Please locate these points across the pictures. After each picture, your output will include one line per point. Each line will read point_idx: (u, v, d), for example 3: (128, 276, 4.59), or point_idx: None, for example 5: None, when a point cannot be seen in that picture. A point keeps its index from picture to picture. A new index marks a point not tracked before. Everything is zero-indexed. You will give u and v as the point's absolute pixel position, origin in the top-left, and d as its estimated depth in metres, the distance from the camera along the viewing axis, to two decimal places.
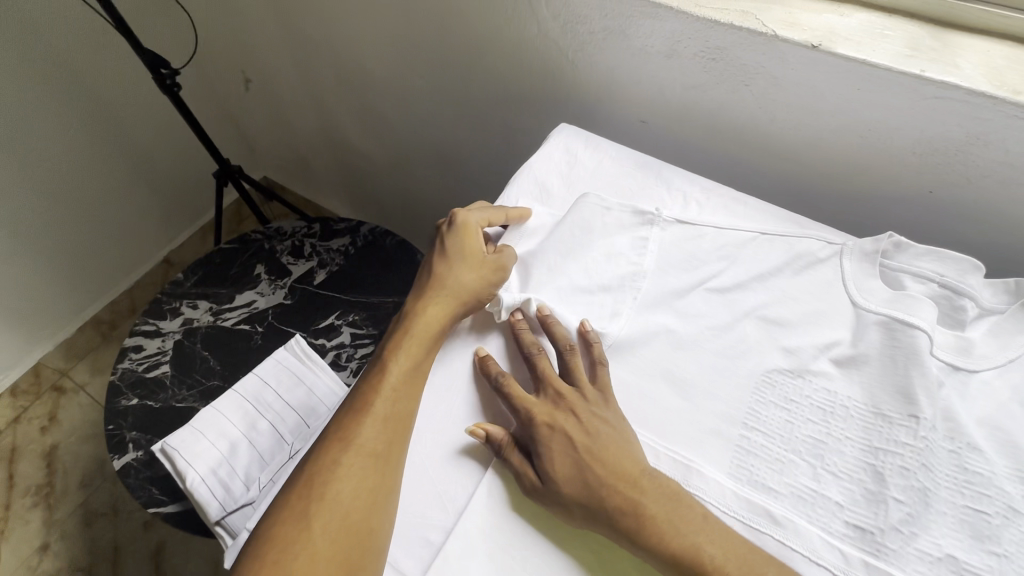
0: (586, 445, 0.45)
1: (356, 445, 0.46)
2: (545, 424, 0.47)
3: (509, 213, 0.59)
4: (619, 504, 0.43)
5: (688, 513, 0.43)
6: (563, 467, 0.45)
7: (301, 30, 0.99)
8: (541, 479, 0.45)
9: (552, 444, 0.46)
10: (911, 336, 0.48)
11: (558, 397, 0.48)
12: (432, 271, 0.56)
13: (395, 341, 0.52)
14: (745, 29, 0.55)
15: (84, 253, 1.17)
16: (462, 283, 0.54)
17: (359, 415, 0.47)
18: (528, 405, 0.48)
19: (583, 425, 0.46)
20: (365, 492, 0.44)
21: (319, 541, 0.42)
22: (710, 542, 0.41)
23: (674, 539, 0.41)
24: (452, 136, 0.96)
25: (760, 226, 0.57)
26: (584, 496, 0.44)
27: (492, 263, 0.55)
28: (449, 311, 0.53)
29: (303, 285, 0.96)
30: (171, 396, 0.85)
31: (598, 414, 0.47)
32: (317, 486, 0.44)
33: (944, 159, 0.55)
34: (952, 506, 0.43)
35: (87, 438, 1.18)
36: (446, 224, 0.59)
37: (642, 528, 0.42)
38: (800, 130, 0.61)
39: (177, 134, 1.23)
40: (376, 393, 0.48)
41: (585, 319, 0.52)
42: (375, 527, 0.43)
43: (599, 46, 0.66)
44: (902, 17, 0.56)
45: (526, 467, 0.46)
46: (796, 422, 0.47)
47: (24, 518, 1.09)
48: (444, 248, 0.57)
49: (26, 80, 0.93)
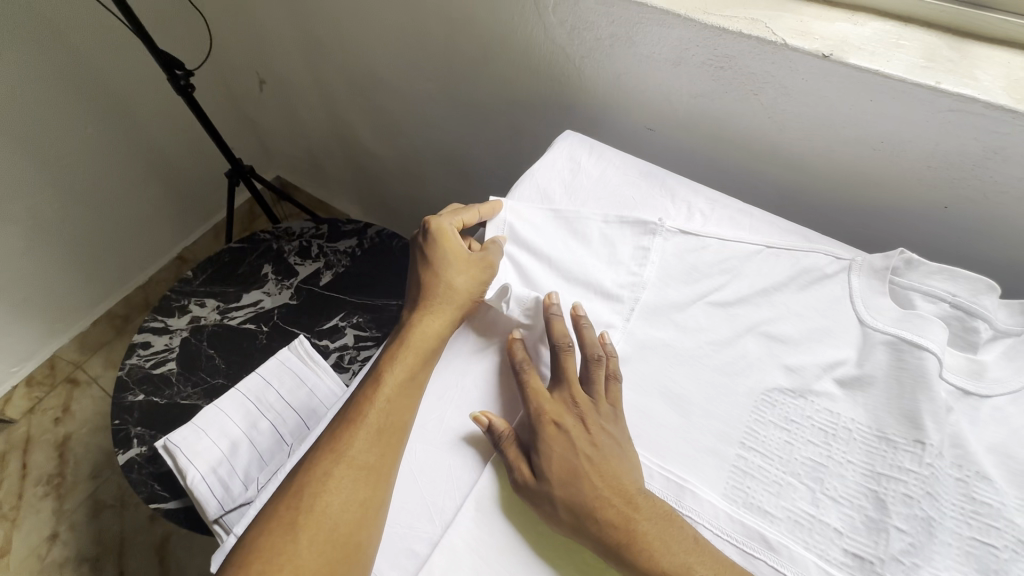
0: (587, 451, 0.45)
1: (348, 457, 0.46)
2: (550, 424, 0.46)
3: (482, 209, 0.58)
4: (611, 518, 0.42)
5: (679, 534, 0.42)
6: (561, 471, 0.44)
7: (312, 32, 1.00)
8: (537, 479, 0.44)
9: (554, 446, 0.45)
10: (919, 358, 0.46)
11: (572, 401, 0.47)
12: (420, 282, 0.55)
13: (390, 354, 0.52)
14: (754, 37, 0.54)
15: (101, 249, 1.20)
16: (454, 286, 0.54)
17: (352, 427, 0.47)
18: (537, 403, 0.47)
19: (590, 435, 0.45)
20: (356, 505, 0.44)
21: (305, 554, 0.42)
22: (700, 564, 0.41)
23: (663, 559, 0.41)
24: (460, 139, 0.96)
25: (766, 239, 0.55)
26: (578, 502, 0.43)
27: (479, 261, 0.55)
28: (447, 318, 0.53)
29: (309, 286, 0.96)
30: (177, 393, 0.86)
31: (606, 427, 0.46)
32: (307, 497, 0.44)
33: (961, 174, 0.53)
34: (957, 538, 0.41)
35: (97, 430, 1.20)
36: (421, 234, 0.58)
37: (631, 545, 0.41)
38: (811, 141, 0.59)
39: (192, 134, 1.25)
40: (371, 404, 0.48)
41: (605, 332, 0.51)
42: (362, 541, 0.43)
43: (607, 52, 0.65)
44: (919, 26, 0.54)
45: (524, 463, 0.45)
46: (795, 444, 0.46)
47: (35, 507, 1.11)
48: (425, 255, 0.56)
49: (47, 80, 0.96)
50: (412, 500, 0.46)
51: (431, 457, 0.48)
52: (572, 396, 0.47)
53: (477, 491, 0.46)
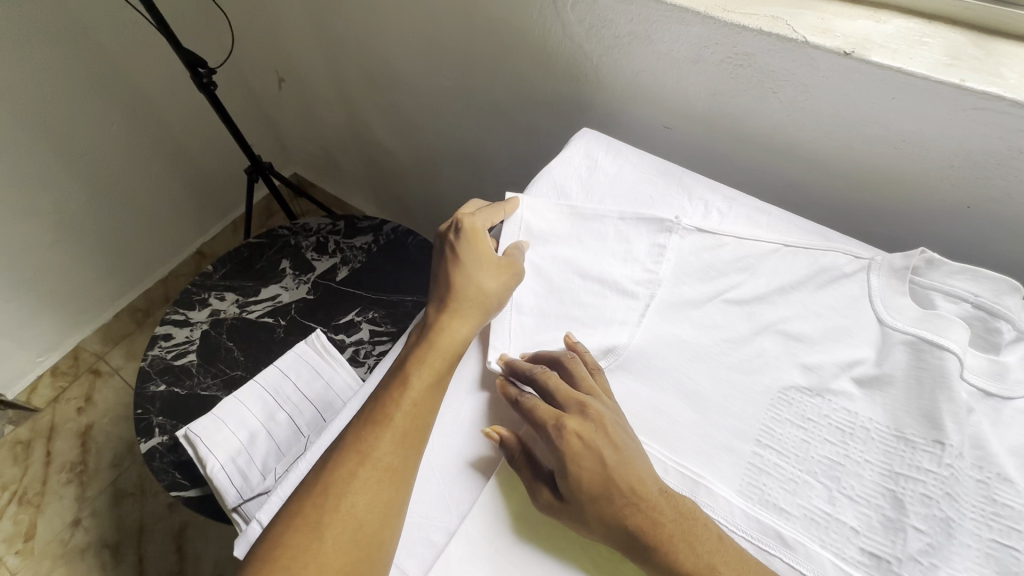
0: (610, 459, 0.43)
1: (374, 459, 0.45)
2: (573, 437, 0.44)
3: (506, 208, 0.58)
4: (641, 523, 0.41)
5: (705, 532, 0.42)
6: (592, 485, 0.42)
7: (331, 29, 1.01)
8: (564, 502, 0.43)
9: (579, 464, 0.43)
10: (940, 358, 0.46)
11: (584, 409, 0.45)
12: (448, 281, 0.54)
13: (418, 354, 0.51)
14: (775, 35, 0.53)
15: (125, 242, 1.23)
16: (484, 287, 0.53)
17: (378, 427, 0.46)
18: (552, 420, 0.45)
19: (613, 440, 0.44)
20: (380, 505, 0.43)
21: (329, 553, 0.41)
22: (726, 563, 0.41)
23: (688, 560, 0.41)
24: (476, 137, 0.97)
25: (785, 237, 0.55)
26: (606, 512, 0.42)
27: (509, 264, 0.55)
28: (475, 319, 0.53)
29: (326, 281, 0.98)
30: (197, 384, 0.88)
31: (620, 431, 0.45)
32: (331, 497, 0.43)
33: (985, 173, 0.52)
34: (977, 540, 0.40)
35: (119, 419, 1.23)
36: (452, 232, 0.57)
37: (658, 547, 0.41)
38: (830, 141, 0.59)
39: (214, 131, 1.28)
40: (397, 405, 0.47)
41: (569, 332, 0.52)
42: (385, 540, 0.43)
43: (625, 50, 0.65)
44: (943, 23, 0.53)
45: (544, 487, 0.44)
46: (812, 442, 0.46)
47: (59, 493, 1.14)
48: (455, 254, 0.55)
49: (74, 78, 0.98)
50: (429, 492, 0.47)
51: (448, 446, 0.49)
52: (578, 399, 0.46)
53: (493, 483, 0.47)
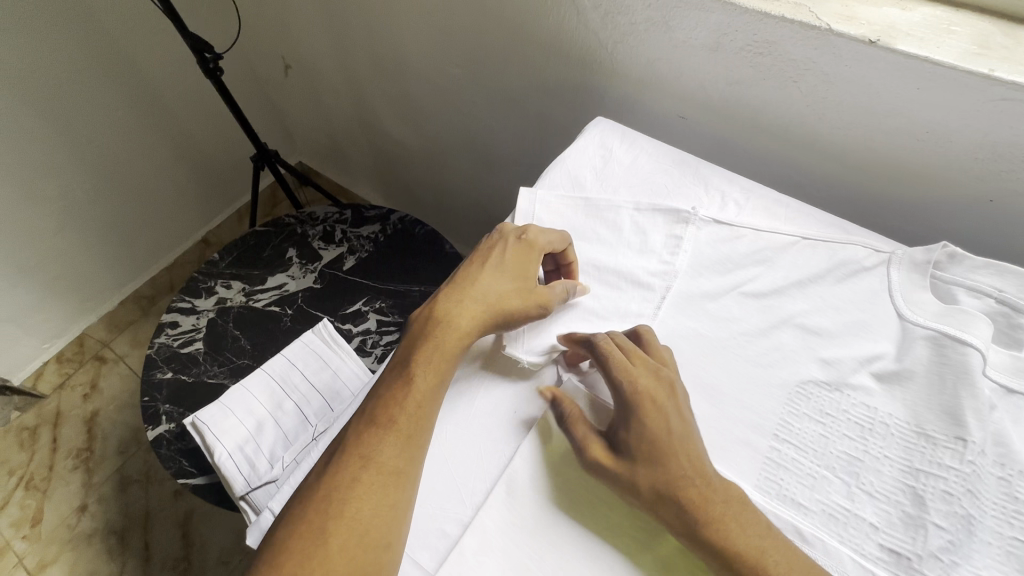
0: (676, 427, 0.44)
1: (377, 463, 0.43)
2: (646, 399, 0.44)
3: (567, 248, 0.54)
4: (693, 498, 0.41)
5: (755, 519, 0.41)
6: (649, 447, 0.43)
7: (338, 14, 0.99)
8: (615, 457, 0.44)
9: (644, 420, 0.44)
10: (962, 353, 0.45)
11: (661, 373, 0.46)
12: (478, 277, 0.52)
13: (422, 349, 0.48)
14: (797, 22, 0.52)
15: (129, 230, 1.22)
16: (505, 301, 0.51)
17: (382, 430, 0.44)
18: (628, 380, 0.45)
19: (681, 413, 0.45)
20: (388, 507, 0.42)
21: (336, 559, 0.39)
22: (775, 548, 0.40)
23: (738, 539, 0.40)
24: (486, 127, 0.96)
25: (804, 230, 0.54)
26: (659, 477, 0.42)
27: (535, 295, 0.51)
28: (479, 326, 0.50)
29: (333, 270, 0.97)
30: (204, 372, 0.88)
31: (680, 404, 0.45)
32: (336, 502, 0.41)
33: (1010, 166, 0.51)
34: (998, 537, 0.40)
35: (124, 406, 1.23)
36: (514, 233, 0.55)
37: (710, 524, 0.40)
38: (851, 132, 0.58)
39: (220, 119, 1.26)
40: (400, 408, 0.45)
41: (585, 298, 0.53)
42: (392, 544, 0.41)
43: (642, 37, 0.64)
44: (971, 11, 0.52)
45: (595, 441, 0.45)
46: (831, 437, 0.45)
47: (65, 479, 1.14)
48: (502, 254, 0.54)
49: (78, 63, 0.97)
50: (444, 484, 0.46)
51: (463, 438, 0.48)
52: (655, 366, 0.46)
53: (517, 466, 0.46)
